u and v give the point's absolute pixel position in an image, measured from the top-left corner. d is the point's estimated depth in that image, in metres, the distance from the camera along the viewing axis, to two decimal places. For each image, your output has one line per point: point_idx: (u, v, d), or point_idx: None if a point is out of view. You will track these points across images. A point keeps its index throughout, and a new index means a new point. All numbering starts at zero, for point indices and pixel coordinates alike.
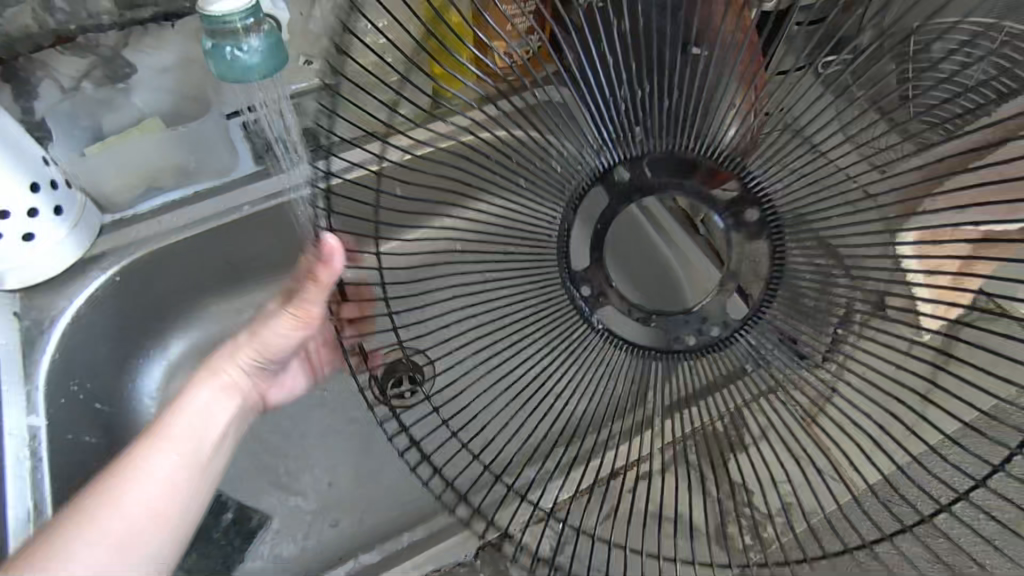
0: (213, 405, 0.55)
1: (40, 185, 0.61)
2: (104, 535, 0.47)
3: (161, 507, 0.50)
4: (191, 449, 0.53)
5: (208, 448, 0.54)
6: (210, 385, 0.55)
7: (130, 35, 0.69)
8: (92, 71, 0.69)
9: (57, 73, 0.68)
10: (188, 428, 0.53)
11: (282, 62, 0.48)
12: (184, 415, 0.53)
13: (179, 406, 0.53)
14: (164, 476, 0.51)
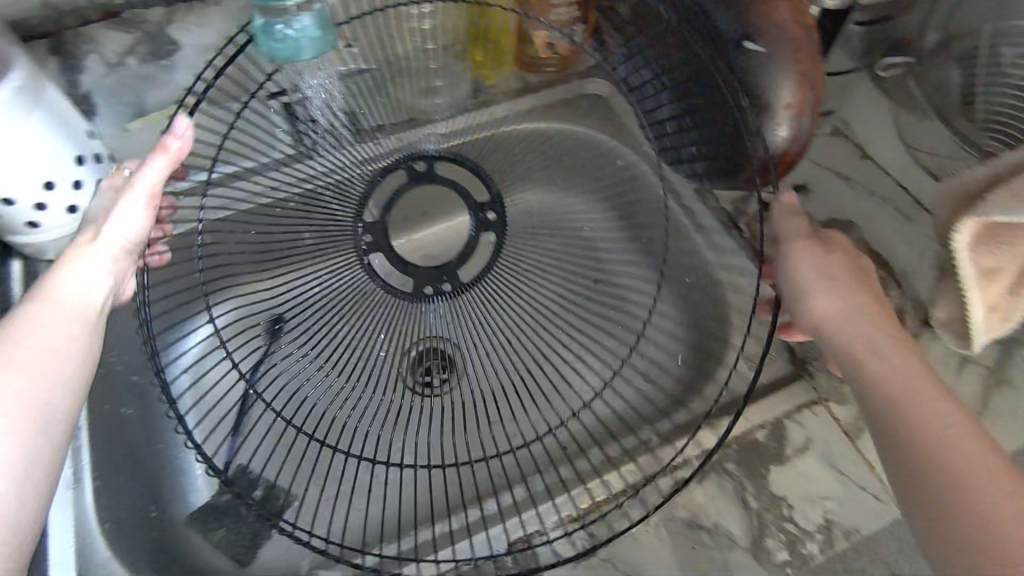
0: (92, 283, 0.48)
1: (85, 158, 0.62)
2: (3, 463, 0.38)
3: (35, 417, 0.40)
4: (66, 333, 0.44)
5: (79, 345, 0.44)
6: (87, 256, 0.48)
7: (176, 13, 0.69)
8: (137, 46, 0.68)
9: (102, 48, 0.68)
10: (56, 333, 0.44)
11: (329, 43, 0.48)
12: (66, 313, 0.45)
13: (33, 310, 0.44)
14: (21, 385, 0.41)
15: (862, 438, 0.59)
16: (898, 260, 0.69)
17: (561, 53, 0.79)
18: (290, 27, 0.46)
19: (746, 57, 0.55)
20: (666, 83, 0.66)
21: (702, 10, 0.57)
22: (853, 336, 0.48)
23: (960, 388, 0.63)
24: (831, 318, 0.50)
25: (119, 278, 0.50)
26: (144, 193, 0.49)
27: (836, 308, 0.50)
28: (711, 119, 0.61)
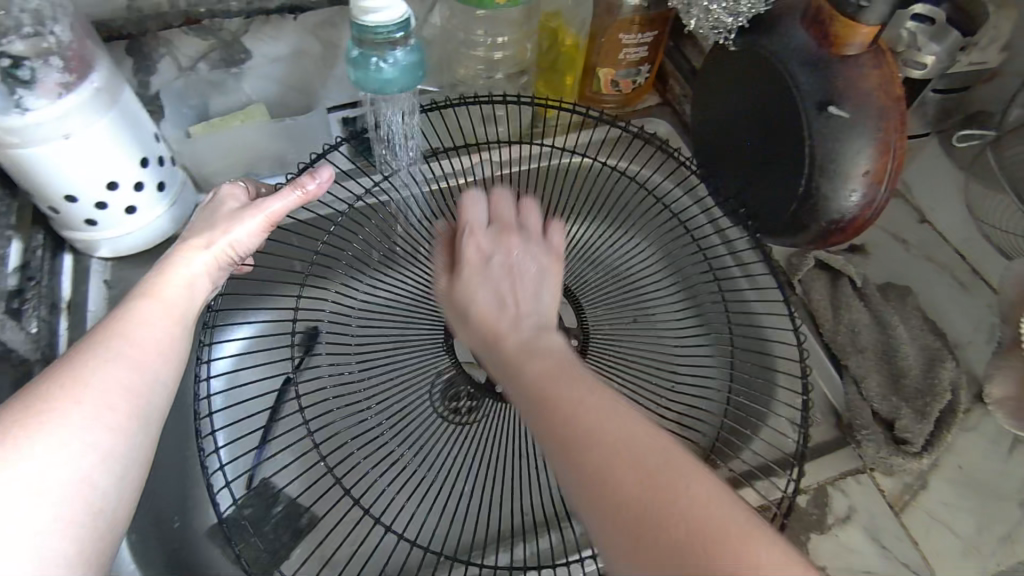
0: (198, 280, 0.51)
1: (148, 160, 0.62)
2: (103, 442, 0.42)
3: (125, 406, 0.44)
4: (160, 330, 0.47)
5: (171, 337, 0.48)
6: (195, 258, 0.51)
7: (252, 25, 0.71)
8: (210, 53, 0.70)
9: (178, 52, 0.69)
10: (156, 326, 0.47)
11: (419, 79, 0.47)
12: (165, 305, 0.48)
13: (139, 305, 0.48)
14: (125, 372, 0.44)
15: (904, 514, 0.58)
16: (952, 329, 0.68)
17: (625, 90, 0.80)
18: (385, 61, 0.45)
19: (826, 123, 0.54)
20: (730, 133, 0.66)
21: (782, 71, 0.56)
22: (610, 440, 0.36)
23: (1012, 470, 0.61)
24: (610, 429, 0.36)
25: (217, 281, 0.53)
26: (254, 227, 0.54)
27: (603, 410, 0.37)
28: (776, 178, 0.60)
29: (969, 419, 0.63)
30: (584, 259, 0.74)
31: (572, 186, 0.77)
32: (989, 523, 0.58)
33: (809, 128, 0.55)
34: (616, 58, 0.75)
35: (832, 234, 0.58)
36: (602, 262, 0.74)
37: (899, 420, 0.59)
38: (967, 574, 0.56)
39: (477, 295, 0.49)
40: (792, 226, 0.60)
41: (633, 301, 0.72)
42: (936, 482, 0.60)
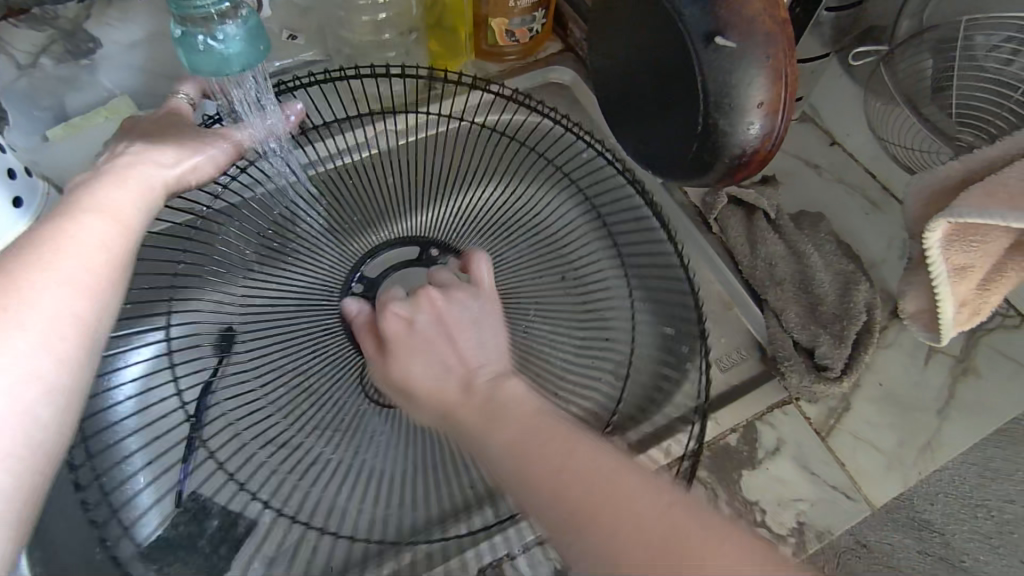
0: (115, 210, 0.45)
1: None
2: (31, 370, 0.37)
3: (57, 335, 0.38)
4: (105, 243, 0.43)
5: (119, 258, 0.43)
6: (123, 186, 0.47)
7: (93, 9, 0.64)
8: (51, 45, 0.63)
9: (11, 48, 0.62)
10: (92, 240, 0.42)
11: (262, 52, 0.43)
12: (111, 225, 0.44)
13: (76, 219, 0.43)
14: (74, 284, 0.40)
15: (831, 437, 0.59)
16: (865, 248, 0.68)
17: (522, 40, 0.77)
18: (214, 37, 0.41)
19: (715, 56, 0.52)
20: (627, 73, 0.63)
21: (669, 4, 0.53)
22: (511, 432, 0.43)
23: (928, 381, 0.62)
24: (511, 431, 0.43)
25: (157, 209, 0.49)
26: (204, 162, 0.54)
27: (504, 413, 0.45)
28: (679, 116, 0.58)
29: (885, 337, 0.64)
30: (485, 223, 0.69)
31: (478, 147, 0.72)
32: (909, 435, 0.60)
33: (698, 62, 0.53)
34: (507, 7, 0.72)
35: (738, 169, 0.56)
36: (502, 224, 0.70)
37: (818, 348, 0.60)
38: (891, 487, 0.57)
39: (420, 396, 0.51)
40: (696, 164, 0.58)
41: (549, 257, 0.69)
42: (858, 403, 0.61)
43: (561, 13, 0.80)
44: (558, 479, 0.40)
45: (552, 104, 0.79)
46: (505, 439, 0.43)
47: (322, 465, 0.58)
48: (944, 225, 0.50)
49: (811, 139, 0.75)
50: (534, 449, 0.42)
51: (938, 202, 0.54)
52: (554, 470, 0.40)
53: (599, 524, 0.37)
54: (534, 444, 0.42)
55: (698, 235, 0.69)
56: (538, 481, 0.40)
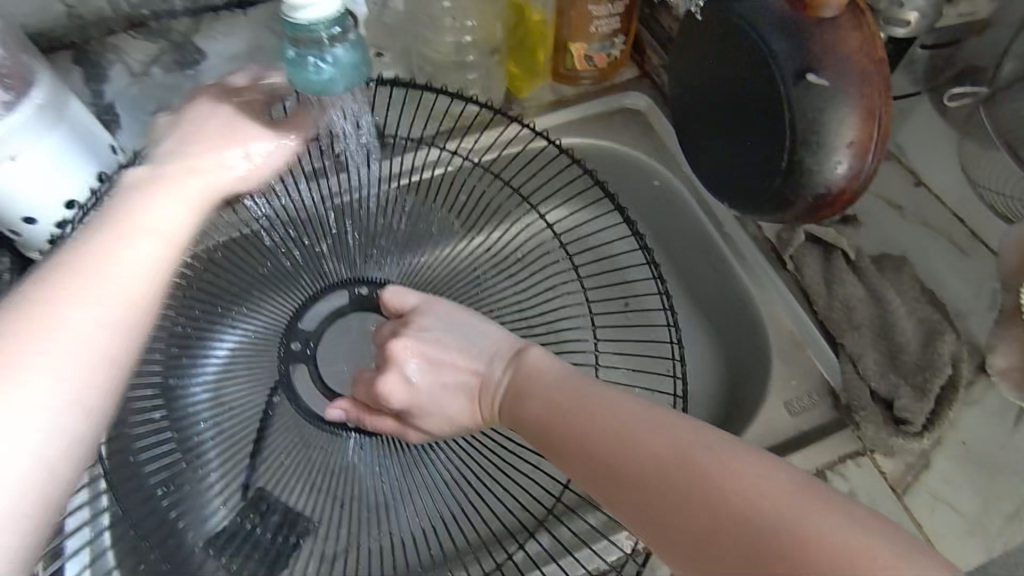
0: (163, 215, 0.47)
1: (107, 175, 0.59)
2: (57, 378, 0.38)
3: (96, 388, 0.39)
4: (149, 268, 0.44)
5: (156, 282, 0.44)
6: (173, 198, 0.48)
7: (202, 22, 0.67)
8: (162, 56, 0.66)
9: (127, 57, 0.65)
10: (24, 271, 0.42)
11: (364, 75, 0.45)
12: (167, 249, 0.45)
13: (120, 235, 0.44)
14: (112, 295, 0.41)
15: (908, 495, 0.56)
16: (952, 297, 0.65)
17: (600, 65, 0.78)
18: (323, 60, 0.43)
19: (804, 93, 0.51)
20: (709, 106, 0.63)
21: (761, 41, 0.53)
22: (566, 436, 0.45)
23: (1017, 444, 0.58)
24: (563, 435, 0.45)
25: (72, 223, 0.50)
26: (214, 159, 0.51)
27: (554, 412, 0.47)
28: (761, 152, 0.57)
29: (971, 392, 0.61)
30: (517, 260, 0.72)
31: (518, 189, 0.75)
32: (994, 501, 0.56)
33: (786, 99, 0.52)
34: (587, 32, 0.73)
35: (820, 209, 0.55)
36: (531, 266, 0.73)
37: (898, 399, 0.57)
38: (974, 555, 0.54)
39: (446, 392, 0.54)
40: (775, 202, 0.57)
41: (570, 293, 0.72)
42: (938, 460, 0.58)
43: (639, 40, 0.81)
44: (619, 468, 0.41)
45: (626, 129, 0.79)
46: (563, 440, 0.45)
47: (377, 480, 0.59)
48: None
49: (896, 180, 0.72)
50: (592, 450, 0.43)
51: None
52: (616, 460, 0.41)
53: (670, 505, 0.38)
54: (585, 437, 0.43)
55: (773, 271, 0.67)
56: (607, 480, 0.41)
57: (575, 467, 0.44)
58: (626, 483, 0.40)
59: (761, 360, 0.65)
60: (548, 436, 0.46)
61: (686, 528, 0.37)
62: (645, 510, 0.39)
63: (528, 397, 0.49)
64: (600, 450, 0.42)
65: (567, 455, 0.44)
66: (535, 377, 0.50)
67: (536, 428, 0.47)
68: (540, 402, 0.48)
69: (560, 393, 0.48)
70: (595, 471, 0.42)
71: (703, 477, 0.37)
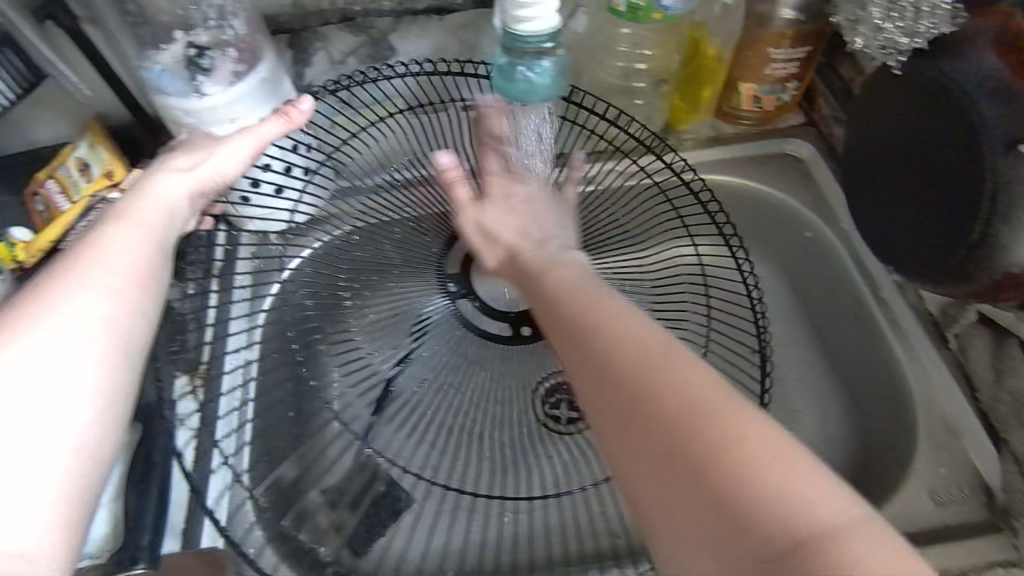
0: (175, 200, 0.49)
1: (298, 147, 0.66)
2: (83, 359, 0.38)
3: (126, 335, 0.40)
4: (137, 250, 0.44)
5: (155, 261, 0.44)
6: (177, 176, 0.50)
7: (400, 23, 0.71)
8: (359, 49, 0.73)
9: (332, 47, 0.72)
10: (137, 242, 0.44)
11: (562, 89, 0.47)
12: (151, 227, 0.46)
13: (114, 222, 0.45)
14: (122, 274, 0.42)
15: None
16: None
17: (766, 108, 0.76)
18: (530, 70, 0.45)
19: (1010, 166, 0.48)
20: (889, 164, 0.60)
21: (969, 103, 0.50)
22: (593, 336, 0.37)
23: None
24: (591, 330, 0.37)
25: (196, 205, 0.52)
26: (264, 138, 0.55)
27: (580, 303, 0.40)
28: (946, 219, 0.54)
29: None
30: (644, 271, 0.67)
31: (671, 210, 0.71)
32: None
33: (988, 168, 0.49)
34: (761, 73, 0.71)
35: (1006, 290, 0.51)
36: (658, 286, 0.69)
37: None
38: None
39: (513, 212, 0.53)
40: (953, 275, 0.54)
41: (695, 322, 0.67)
42: None
43: (811, 88, 0.78)
44: (627, 384, 0.33)
45: (784, 176, 0.77)
46: (595, 339, 0.37)
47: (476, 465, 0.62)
48: None
49: None
50: (616, 359, 0.35)
51: None
52: (648, 382, 0.33)
53: (662, 443, 0.31)
54: (586, 335, 0.37)
55: (930, 346, 0.63)
56: (613, 401, 0.34)
57: (582, 377, 0.36)
58: (634, 408, 0.33)
59: (905, 438, 0.61)
60: (580, 336, 0.38)
61: (665, 470, 0.31)
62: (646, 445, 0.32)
63: (564, 288, 0.43)
64: (620, 361, 0.35)
65: (577, 363, 0.37)
66: (563, 278, 0.44)
67: (561, 316, 0.40)
68: (571, 299, 0.41)
69: (570, 292, 0.42)
70: (606, 386, 0.34)
71: (728, 446, 0.29)
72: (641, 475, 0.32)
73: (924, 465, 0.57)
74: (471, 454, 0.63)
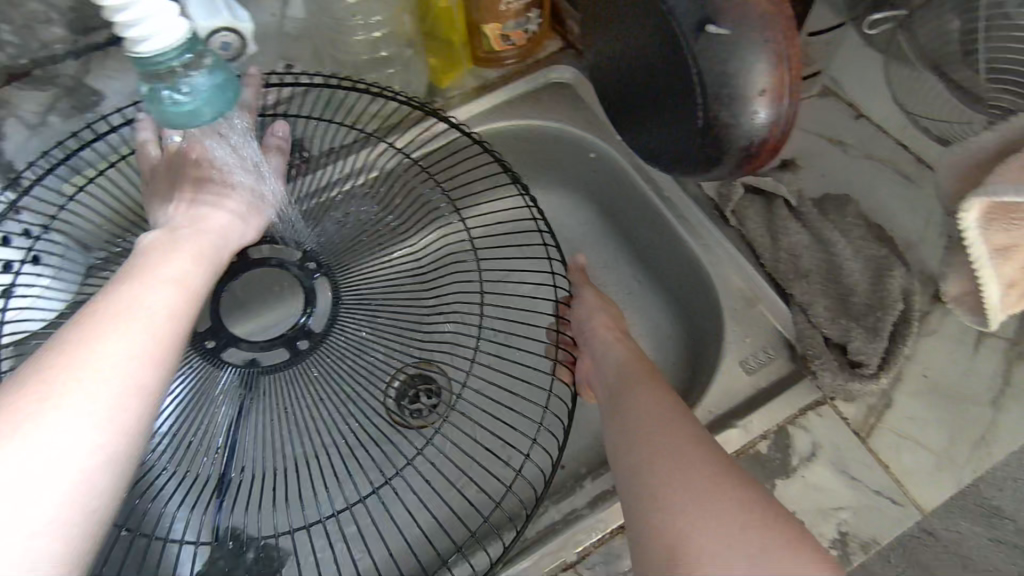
0: None
1: None
2: None
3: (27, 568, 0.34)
4: None
5: None
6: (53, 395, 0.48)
7: (91, 63, 0.64)
8: (58, 103, 0.63)
9: (20, 109, 0.62)
10: (77, 449, 0.35)
11: (231, 99, 0.43)
12: None
13: None
14: None
15: (871, 438, 0.55)
16: (899, 228, 0.64)
17: (519, 43, 0.75)
18: (180, 91, 0.40)
19: (705, 47, 0.49)
20: (624, 69, 0.60)
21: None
22: (627, 400, 0.50)
23: (979, 368, 0.58)
24: (631, 394, 0.51)
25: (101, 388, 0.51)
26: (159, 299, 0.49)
27: (630, 375, 0.53)
28: (681, 110, 0.54)
29: (927, 322, 0.59)
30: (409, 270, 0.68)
31: (434, 187, 0.69)
32: (959, 431, 0.55)
33: (691, 54, 0.50)
34: (498, 11, 0.70)
35: (751, 161, 0.52)
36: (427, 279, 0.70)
37: (851, 343, 0.56)
38: (944, 490, 0.53)
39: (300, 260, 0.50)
40: (702, 163, 0.55)
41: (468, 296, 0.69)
42: (900, 398, 0.57)
43: (555, 10, 0.78)
44: (642, 425, 0.47)
45: (557, 105, 0.77)
46: (640, 391, 0.51)
47: (324, 489, 0.62)
48: (981, 205, 0.46)
49: (835, 116, 0.70)
50: (631, 417, 0.49)
51: (973, 178, 0.50)
52: (704, 477, 0.42)
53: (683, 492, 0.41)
54: (636, 424, 0.48)
55: (715, 229, 0.66)
56: (648, 482, 0.43)
57: (618, 415, 0.50)
58: (676, 506, 0.41)
59: (715, 321, 0.64)
60: (616, 379, 0.54)
61: (649, 471, 0.44)
62: (643, 453, 0.45)
63: (611, 379, 0.54)
64: (669, 484, 0.42)
65: (638, 404, 0.49)
66: (607, 358, 0.56)
67: (611, 358, 0.56)
68: (638, 386, 0.51)
69: (628, 377, 0.53)
70: (647, 462, 0.45)
71: (659, 498, 0.42)
72: (657, 482, 0.43)
73: (731, 341, 0.61)
74: (311, 486, 0.61)
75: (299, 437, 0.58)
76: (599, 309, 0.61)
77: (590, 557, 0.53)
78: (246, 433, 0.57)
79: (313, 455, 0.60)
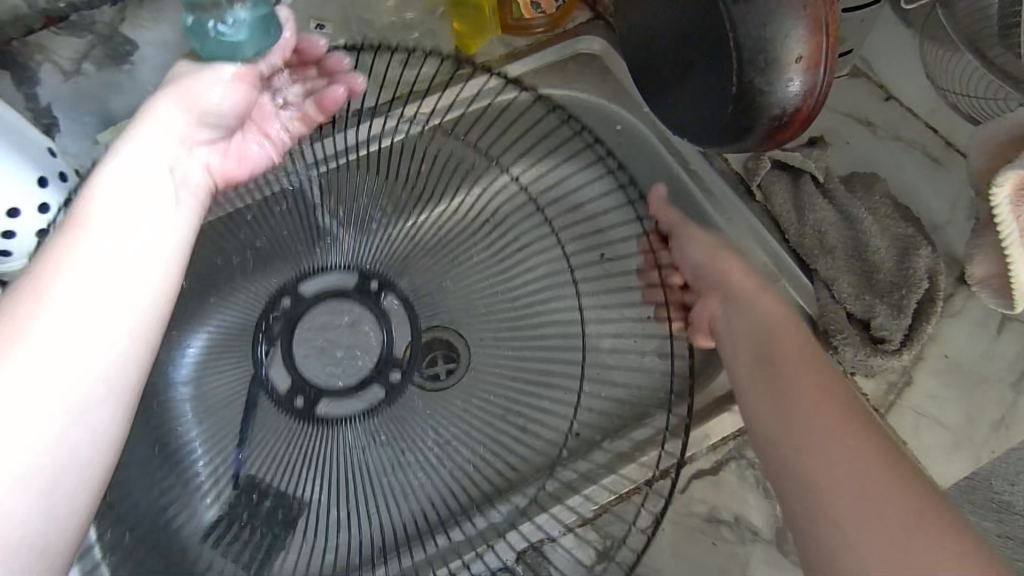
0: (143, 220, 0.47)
1: (48, 178, 0.57)
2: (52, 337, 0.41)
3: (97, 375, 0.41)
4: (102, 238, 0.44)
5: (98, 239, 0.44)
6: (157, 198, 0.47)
7: (127, 11, 0.65)
8: (92, 51, 0.64)
9: (56, 55, 0.64)
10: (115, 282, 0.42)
11: (272, 35, 0.47)
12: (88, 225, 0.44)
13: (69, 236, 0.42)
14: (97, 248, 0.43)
15: (890, 415, 0.55)
16: (926, 210, 0.63)
17: (548, 11, 0.75)
18: (226, 23, 0.45)
19: (742, 12, 0.49)
20: (655, 36, 0.60)
21: None
22: (774, 348, 0.51)
23: (1002, 351, 0.57)
24: (779, 345, 0.51)
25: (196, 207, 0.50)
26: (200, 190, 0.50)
27: (778, 317, 0.54)
28: (712, 77, 0.54)
29: (952, 304, 0.59)
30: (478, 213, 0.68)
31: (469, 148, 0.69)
32: (980, 412, 0.55)
33: (727, 19, 0.50)
34: None
35: (779, 131, 0.53)
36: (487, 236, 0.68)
37: (874, 320, 0.56)
38: (959, 469, 0.54)
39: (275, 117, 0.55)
40: (731, 131, 0.55)
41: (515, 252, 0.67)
42: (921, 376, 0.57)
43: None
44: (777, 372, 0.49)
45: (585, 77, 0.76)
46: (777, 337, 0.52)
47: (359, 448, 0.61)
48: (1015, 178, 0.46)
49: (864, 96, 0.70)
50: (775, 360, 0.50)
51: (1004, 155, 0.50)
52: (823, 442, 0.44)
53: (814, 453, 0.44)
54: (774, 373, 0.50)
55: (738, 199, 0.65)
56: (781, 439, 0.46)
57: (749, 362, 0.52)
58: (813, 457, 0.44)
59: None
60: (739, 324, 0.55)
61: (786, 434, 0.46)
62: (776, 407, 0.47)
63: (729, 315, 0.56)
64: (787, 450, 0.45)
65: (776, 349, 0.51)
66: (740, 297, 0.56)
67: (743, 300, 0.56)
68: (773, 330, 0.53)
69: (763, 325, 0.53)
70: (777, 408, 0.47)
71: (809, 449, 0.44)
72: (791, 445, 0.45)
73: None
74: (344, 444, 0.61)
75: (323, 383, 0.63)
76: (722, 253, 0.59)
77: (607, 516, 0.58)
78: (275, 376, 0.63)
79: (341, 410, 0.62)
